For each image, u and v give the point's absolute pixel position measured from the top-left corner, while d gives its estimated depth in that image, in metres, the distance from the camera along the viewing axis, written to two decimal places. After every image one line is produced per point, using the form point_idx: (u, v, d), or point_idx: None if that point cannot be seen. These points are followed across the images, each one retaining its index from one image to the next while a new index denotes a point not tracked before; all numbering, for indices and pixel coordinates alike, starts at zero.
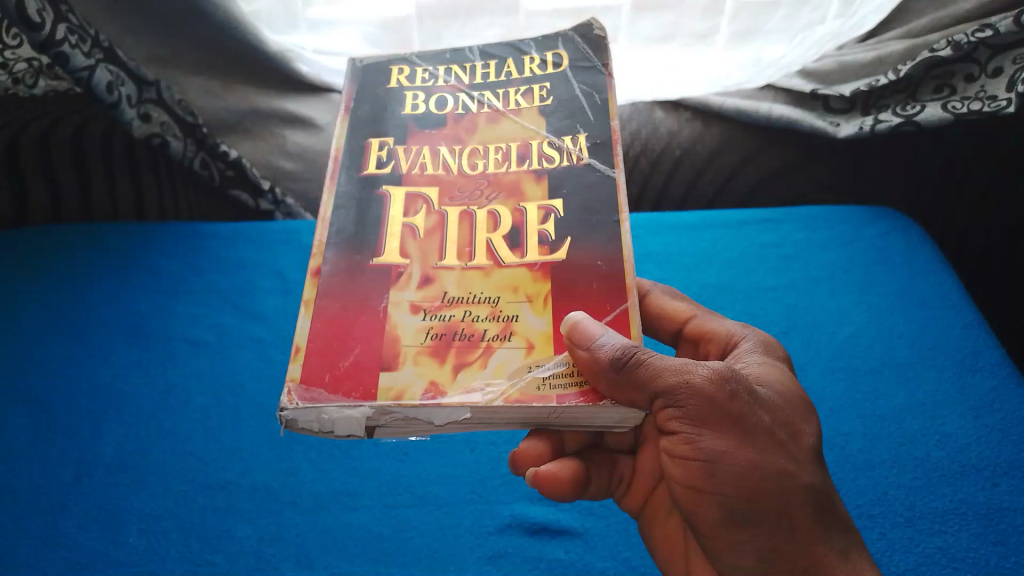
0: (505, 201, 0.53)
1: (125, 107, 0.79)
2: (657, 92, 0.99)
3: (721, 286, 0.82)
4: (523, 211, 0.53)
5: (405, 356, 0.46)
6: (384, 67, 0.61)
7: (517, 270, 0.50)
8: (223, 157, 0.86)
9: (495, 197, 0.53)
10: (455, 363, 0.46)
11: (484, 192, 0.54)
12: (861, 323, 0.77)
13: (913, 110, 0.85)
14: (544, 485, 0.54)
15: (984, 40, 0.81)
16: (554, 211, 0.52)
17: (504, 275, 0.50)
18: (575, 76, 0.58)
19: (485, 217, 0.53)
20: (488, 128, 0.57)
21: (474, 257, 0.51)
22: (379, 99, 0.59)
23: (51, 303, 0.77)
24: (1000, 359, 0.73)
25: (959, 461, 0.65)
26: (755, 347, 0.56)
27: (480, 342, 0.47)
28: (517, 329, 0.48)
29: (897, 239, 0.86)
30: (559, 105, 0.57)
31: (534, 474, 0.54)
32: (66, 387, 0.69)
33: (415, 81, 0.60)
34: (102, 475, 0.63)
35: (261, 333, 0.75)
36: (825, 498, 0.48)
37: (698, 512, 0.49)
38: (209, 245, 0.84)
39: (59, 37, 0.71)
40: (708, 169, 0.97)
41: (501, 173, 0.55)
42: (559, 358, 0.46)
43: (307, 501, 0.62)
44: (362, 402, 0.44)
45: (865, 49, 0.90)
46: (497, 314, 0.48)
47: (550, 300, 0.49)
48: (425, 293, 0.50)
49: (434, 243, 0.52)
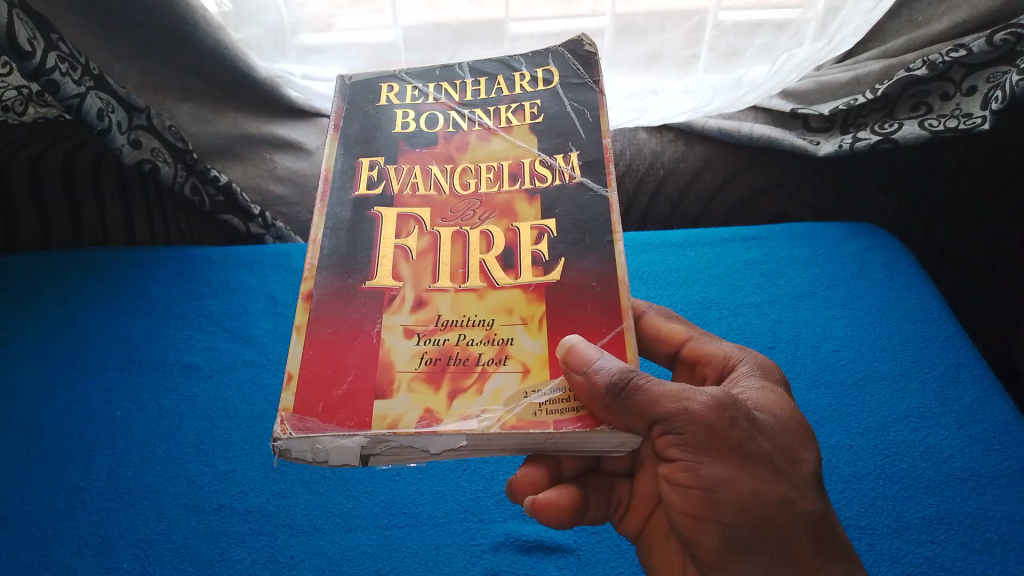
0: (498, 221, 0.54)
1: (116, 133, 0.79)
2: (638, 119, 1.01)
3: (707, 303, 0.83)
4: (517, 231, 0.53)
5: (402, 383, 0.47)
6: (373, 85, 0.61)
7: (509, 290, 0.51)
8: (213, 182, 0.87)
9: (487, 217, 0.54)
10: (450, 389, 0.47)
11: (475, 209, 0.54)
12: (845, 338, 0.78)
13: (891, 128, 0.87)
14: (547, 511, 0.54)
15: (959, 60, 0.83)
16: (547, 232, 0.53)
17: (497, 297, 0.50)
18: (565, 93, 0.59)
19: (478, 237, 0.53)
20: (477, 147, 0.57)
21: (468, 279, 0.52)
22: (368, 117, 0.59)
23: (42, 330, 0.77)
24: (982, 371, 0.74)
25: (944, 471, 0.66)
26: (753, 372, 0.56)
27: (476, 367, 0.48)
28: (511, 353, 0.48)
29: (879, 255, 0.87)
30: (550, 123, 0.57)
31: (535, 500, 0.54)
32: (57, 414, 0.69)
33: (404, 99, 0.61)
34: (95, 500, 0.63)
35: (254, 356, 0.76)
36: (826, 527, 0.49)
37: (698, 540, 0.50)
38: (200, 269, 0.84)
39: (49, 66, 0.71)
40: (692, 187, 0.99)
41: (495, 191, 0.55)
42: (555, 380, 0.47)
43: (300, 523, 0.62)
44: (357, 432, 0.45)
45: (843, 69, 0.93)
46: (490, 337, 0.49)
47: (543, 321, 0.49)
48: (420, 317, 0.50)
49: (427, 266, 0.52)
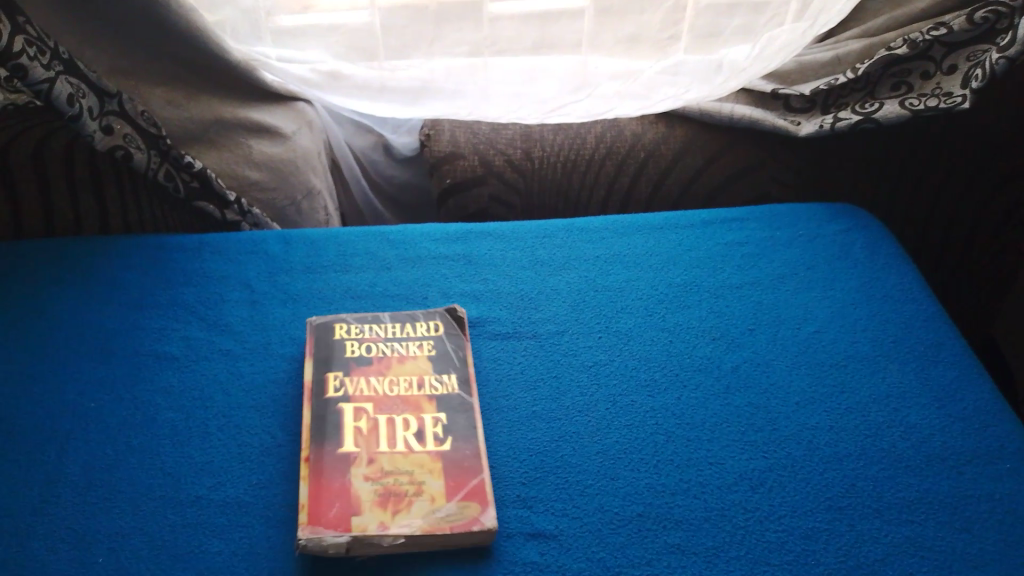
0: (410, 411, 0.68)
1: (87, 119, 0.78)
2: (617, 109, 0.97)
3: (688, 285, 0.82)
4: (422, 418, 0.68)
5: (360, 504, 0.60)
6: (330, 326, 0.76)
7: (419, 455, 0.65)
8: (188, 168, 0.85)
9: (399, 407, 0.69)
10: (392, 508, 0.60)
11: (394, 405, 0.69)
12: (825, 319, 0.78)
13: (871, 108, 0.88)
14: (462, 538, 0.59)
15: (939, 39, 0.83)
16: (442, 419, 0.68)
17: (412, 459, 0.64)
18: (453, 336, 0.75)
19: (398, 422, 0.67)
20: (396, 366, 0.72)
21: (392, 446, 0.65)
22: (325, 348, 0.73)
23: (12, 321, 0.75)
24: (960, 351, 0.75)
25: (924, 452, 0.66)
26: None
27: (404, 494, 0.61)
28: (426, 486, 0.62)
29: (859, 235, 0.87)
30: (439, 356, 0.73)
31: (449, 531, 0.59)
32: (30, 407, 0.68)
33: (352, 334, 0.75)
34: (69, 495, 0.62)
35: (230, 345, 0.75)
36: None
37: None
38: (175, 258, 0.83)
39: (16, 50, 0.70)
40: (673, 169, 0.98)
41: (408, 392, 0.70)
42: (458, 501, 0.61)
43: (279, 513, 0.61)
44: (344, 533, 0.58)
45: (823, 49, 0.93)
46: (413, 479, 0.63)
47: (445, 470, 0.63)
48: (365, 464, 0.64)
49: (369, 440, 0.66)
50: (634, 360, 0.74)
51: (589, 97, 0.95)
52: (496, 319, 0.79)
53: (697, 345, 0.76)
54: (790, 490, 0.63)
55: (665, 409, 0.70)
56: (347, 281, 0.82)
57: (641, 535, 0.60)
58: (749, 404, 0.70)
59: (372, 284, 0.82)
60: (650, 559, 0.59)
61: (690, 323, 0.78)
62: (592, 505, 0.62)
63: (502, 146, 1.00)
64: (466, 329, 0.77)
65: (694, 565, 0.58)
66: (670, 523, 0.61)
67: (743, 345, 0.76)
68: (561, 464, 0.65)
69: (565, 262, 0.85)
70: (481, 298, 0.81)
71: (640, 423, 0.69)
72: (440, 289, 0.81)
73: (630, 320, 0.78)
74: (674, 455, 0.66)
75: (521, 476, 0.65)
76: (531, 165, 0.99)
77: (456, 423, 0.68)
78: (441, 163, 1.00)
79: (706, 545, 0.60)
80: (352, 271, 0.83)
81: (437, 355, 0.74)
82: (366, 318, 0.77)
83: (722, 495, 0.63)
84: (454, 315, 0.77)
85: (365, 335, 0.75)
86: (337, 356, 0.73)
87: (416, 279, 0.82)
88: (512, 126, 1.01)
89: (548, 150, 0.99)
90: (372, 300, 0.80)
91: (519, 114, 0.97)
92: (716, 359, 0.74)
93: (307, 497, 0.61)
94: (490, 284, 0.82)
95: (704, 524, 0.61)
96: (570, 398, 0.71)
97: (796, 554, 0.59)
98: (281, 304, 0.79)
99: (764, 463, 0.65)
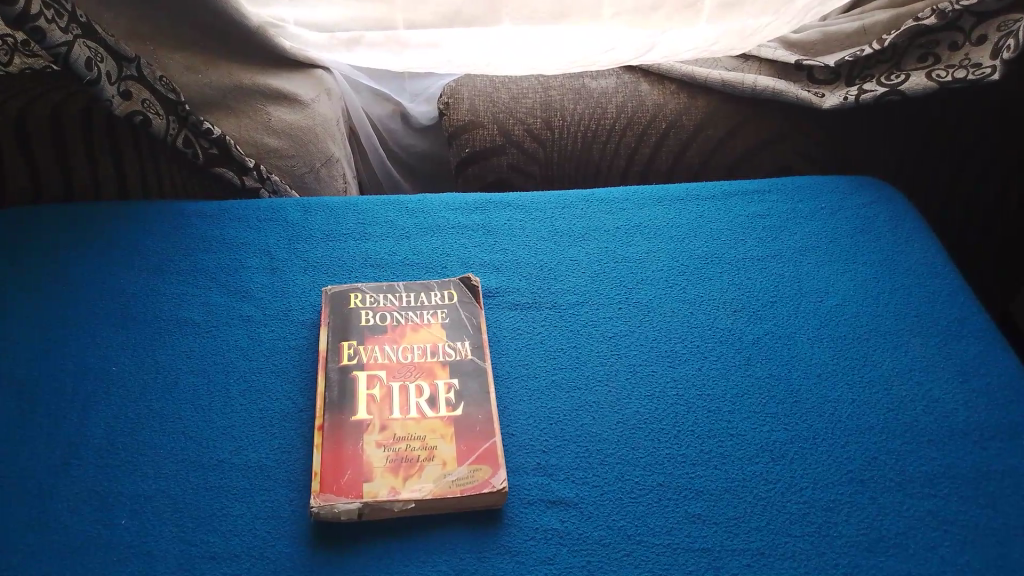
0: (423, 378, 0.68)
1: (105, 84, 0.77)
2: (644, 57, 0.98)
3: (708, 256, 0.82)
4: (436, 384, 0.68)
5: (372, 470, 0.61)
6: (347, 294, 0.75)
7: (431, 419, 0.65)
8: (207, 134, 0.85)
9: (413, 374, 0.68)
10: (403, 474, 0.61)
11: (408, 372, 0.69)
12: (847, 292, 0.77)
13: (898, 79, 0.88)
14: (473, 501, 0.59)
15: (969, 9, 0.84)
16: (454, 384, 0.68)
17: (424, 424, 0.64)
18: (461, 306, 0.75)
19: (411, 388, 0.67)
20: (411, 333, 0.72)
21: (405, 412, 0.65)
22: (342, 317, 0.73)
23: (32, 285, 0.75)
24: (984, 326, 0.74)
25: (948, 427, 0.65)
26: None
27: (416, 459, 0.62)
28: (438, 451, 0.62)
29: (881, 209, 0.87)
30: (453, 324, 0.73)
31: (459, 494, 0.59)
32: (52, 368, 0.68)
33: (367, 302, 0.75)
34: (93, 457, 0.62)
35: (250, 311, 0.74)
36: None
37: None
38: (195, 224, 0.83)
39: (34, 12, 0.69)
40: (694, 141, 0.97)
41: (421, 359, 0.70)
42: (468, 465, 0.61)
43: (300, 478, 0.62)
44: (354, 499, 0.59)
45: (850, 19, 0.94)
46: (425, 444, 0.63)
47: (457, 435, 0.64)
48: (378, 430, 0.64)
49: (382, 408, 0.66)
50: (654, 332, 0.74)
51: (618, 48, 0.97)
52: (516, 288, 0.78)
53: (717, 318, 0.75)
54: (811, 462, 0.63)
55: (686, 380, 0.69)
56: (367, 249, 0.82)
57: (662, 504, 0.60)
58: (771, 376, 0.70)
59: (392, 253, 0.81)
60: (672, 528, 0.58)
61: (712, 295, 0.77)
62: (612, 473, 0.62)
63: (522, 115, 0.98)
64: (480, 298, 0.76)
65: (716, 535, 0.58)
66: (691, 492, 0.61)
67: (765, 317, 0.75)
68: (581, 433, 0.65)
69: (585, 232, 0.85)
70: (501, 267, 0.80)
71: (661, 393, 0.68)
72: (459, 258, 0.81)
73: (650, 292, 0.78)
74: (695, 426, 0.66)
75: (541, 444, 0.64)
76: (551, 135, 0.98)
77: (475, 391, 0.67)
78: (459, 132, 1.00)
79: (727, 515, 0.59)
80: (372, 239, 0.83)
81: (450, 323, 0.73)
82: (382, 287, 0.77)
83: (743, 466, 0.63)
84: (468, 284, 0.77)
85: (380, 303, 0.75)
86: (353, 325, 0.72)
87: (435, 248, 0.82)
88: (532, 95, 1.00)
89: (569, 120, 0.98)
90: (393, 268, 0.79)
91: (541, 66, 0.98)
92: (737, 331, 0.74)
93: (320, 465, 0.61)
94: (509, 253, 0.82)
95: (725, 494, 0.61)
96: (590, 367, 0.71)
97: (818, 525, 0.59)
98: (300, 271, 0.79)
99: (785, 434, 0.65)
